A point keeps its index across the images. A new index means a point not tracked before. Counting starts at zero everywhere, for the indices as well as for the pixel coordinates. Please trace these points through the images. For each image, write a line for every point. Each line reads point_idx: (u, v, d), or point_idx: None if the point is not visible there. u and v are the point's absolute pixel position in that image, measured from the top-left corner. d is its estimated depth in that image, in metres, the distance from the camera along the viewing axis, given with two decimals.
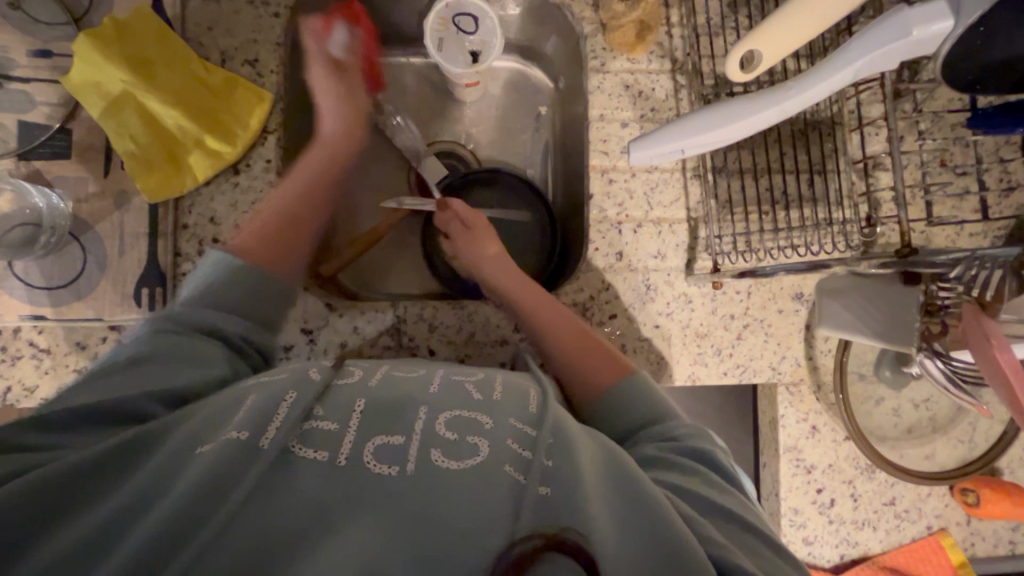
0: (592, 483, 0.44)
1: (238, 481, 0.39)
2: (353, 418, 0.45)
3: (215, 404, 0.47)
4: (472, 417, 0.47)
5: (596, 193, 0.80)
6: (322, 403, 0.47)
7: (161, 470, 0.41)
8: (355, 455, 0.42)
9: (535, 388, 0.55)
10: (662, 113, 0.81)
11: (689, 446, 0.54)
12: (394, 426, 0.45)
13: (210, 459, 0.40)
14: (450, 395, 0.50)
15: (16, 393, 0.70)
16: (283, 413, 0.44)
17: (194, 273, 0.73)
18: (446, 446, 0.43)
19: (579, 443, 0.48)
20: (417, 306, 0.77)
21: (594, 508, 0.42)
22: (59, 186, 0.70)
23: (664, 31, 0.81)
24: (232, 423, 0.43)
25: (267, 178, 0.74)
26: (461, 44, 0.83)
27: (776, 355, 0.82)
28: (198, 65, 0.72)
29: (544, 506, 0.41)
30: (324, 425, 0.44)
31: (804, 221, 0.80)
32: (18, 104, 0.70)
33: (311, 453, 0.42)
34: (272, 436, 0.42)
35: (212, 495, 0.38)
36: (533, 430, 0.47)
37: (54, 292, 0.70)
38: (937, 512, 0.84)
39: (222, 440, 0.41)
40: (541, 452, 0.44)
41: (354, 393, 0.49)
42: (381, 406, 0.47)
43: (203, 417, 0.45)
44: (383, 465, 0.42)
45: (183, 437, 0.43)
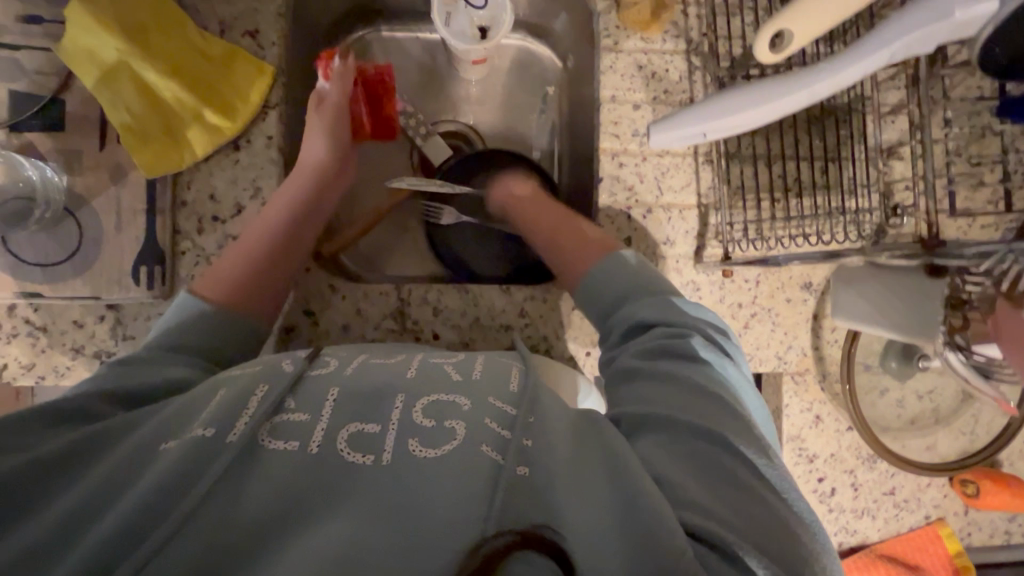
0: (568, 461, 0.43)
1: (202, 476, 0.39)
2: (326, 405, 0.44)
3: (184, 398, 0.47)
4: (449, 401, 0.46)
5: (606, 176, 0.78)
6: (294, 394, 0.46)
7: (125, 466, 0.40)
8: (329, 441, 0.42)
9: (517, 365, 0.54)
10: (676, 95, 0.79)
11: (691, 363, 0.52)
12: (369, 412, 0.44)
13: (175, 458, 0.40)
14: (428, 379, 0.49)
15: (11, 372, 0.69)
16: (253, 405, 0.44)
17: (193, 252, 0.71)
18: (425, 434, 0.43)
19: (555, 418, 0.47)
20: (421, 288, 0.76)
21: (563, 488, 0.41)
22: (52, 159, 0.68)
23: (679, 10, 0.78)
24: (198, 420, 0.43)
25: (268, 155, 0.72)
26: (470, 18, 0.80)
27: (783, 344, 0.82)
28: (198, 35, 0.70)
29: (518, 488, 0.40)
30: (295, 415, 0.43)
31: (816, 209, 0.79)
32: (7, 73, 0.67)
33: (280, 442, 0.42)
34: (237, 432, 0.41)
35: (171, 495, 0.38)
36: (513, 408, 0.46)
37: (47, 269, 0.68)
38: (936, 502, 0.85)
39: (187, 438, 0.41)
40: (520, 432, 0.43)
41: (330, 381, 0.48)
42: (358, 394, 0.46)
43: (170, 412, 0.45)
44: (357, 453, 0.41)
45: (149, 432, 0.43)
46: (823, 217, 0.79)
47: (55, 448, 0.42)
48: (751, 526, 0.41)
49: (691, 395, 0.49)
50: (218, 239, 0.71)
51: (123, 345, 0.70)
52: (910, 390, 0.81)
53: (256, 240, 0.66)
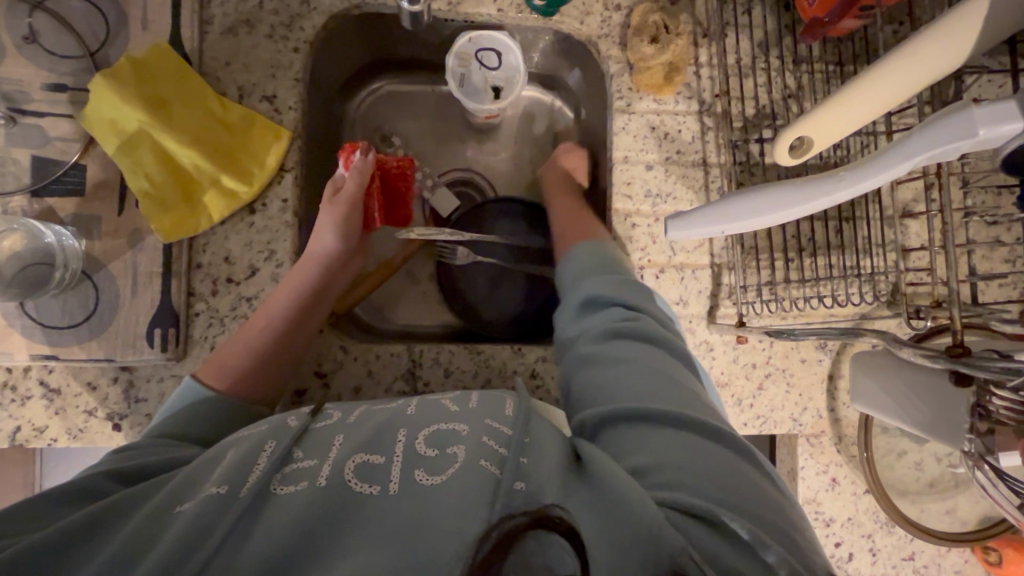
0: (557, 465, 0.45)
1: (217, 530, 0.39)
2: (332, 451, 0.46)
3: (194, 463, 0.47)
4: (449, 428, 0.48)
5: (618, 237, 0.78)
6: (301, 445, 0.47)
7: (139, 533, 0.40)
8: (337, 474, 0.44)
9: (513, 394, 0.56)
10: (688, 156, 0.78)
11: (654, 351, 0.57)
12: (374, 447, 0.46)
13: (190, 516, 0.40)
14: (427, 412, 0.52)
15: (25, 434, 0.69)
16: (263, 459, 0.45)
17: (207, 314, 0.71)
18: (428, 462, 0.45)
19: (545, 433, 0.50)
20: (432, 350, 0.76)
21: (558, 487, 0.43)
22: (71, 224, 0.69)
23: (692, 71, 0.79)
24: (211, 478, 0.44)
25: (283, 218, 0.72)
26: (484, 79, 0.81)
27: (798, 406, 0.80)
28: (215, 101, 0.71)
29: (519, 497, 0.41)
30: (303, 462, 0.45)
31: (830, 270, 0.78)
32: (31, 139, 0.69)
33: (290, 486, 0.43)
34: (249, 482, 0.43)
35: (188, 554, 0.38)
36: (509, 429, 0.49)
37: (63, 332, 0.69)
38: (957, 568, 0.83)
39: (201, 496, 0.42)
40: (515, 449, 0.46)
41: (334, 430, 0.50)
42: (360, 437, 0.48)
43: (182, 476, 0.46)
44: (365, 484, 0.43)
45: (161, 497, 0.44)
46: (838, 278, 0.79)
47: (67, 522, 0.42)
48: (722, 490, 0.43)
49: (655, 379, 0.53)
50: (232, 301, 0.71)
51: (135, 407, 0.70)
52: (929, 452, 0.79)
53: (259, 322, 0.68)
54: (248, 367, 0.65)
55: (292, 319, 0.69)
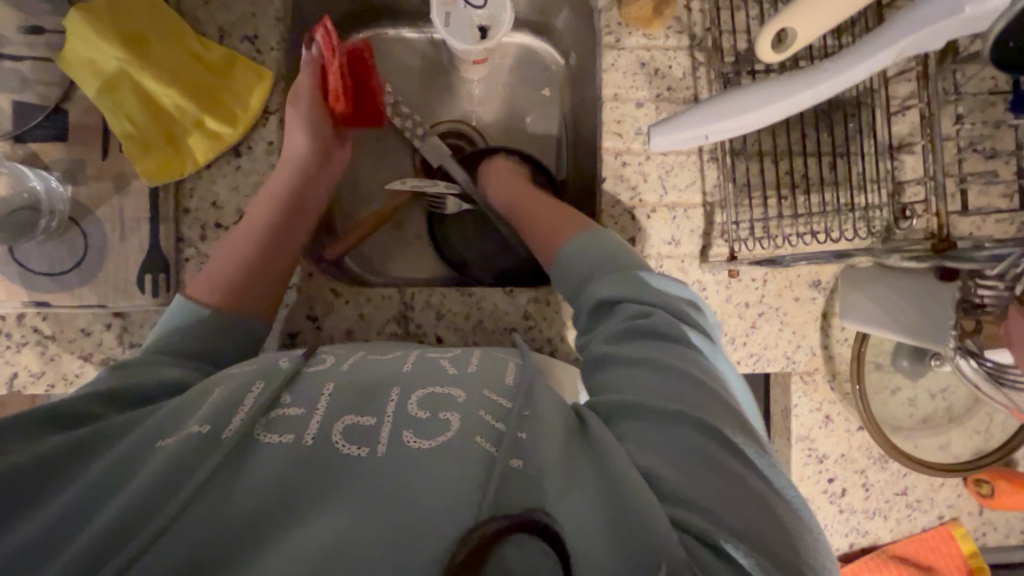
0: (556, 454, 0.44)
1: (195, 471, 0.40)
2: (321, 401, 0.46)
3: (182, 397, 0.47)
4: (445, 392, 0.47)
5: (609, 176, 0.77)
6: (291, 390, 0.47)
7: (121, 463, 0.41)
8: (324, 435, 0.43)
9: (514, 359, 0.56)
10: (679, 93, 0.77)
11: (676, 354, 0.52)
12: (365, 408, 0.45)
13: (170, 452, 0.40)
14: (424, 372, 0.51)
15: (22, 380, 0.70)
16: (249, 401, 0.45)
17: (197, 259, 0.71)
18: (417, 426, 0.44)
19: (550, 411, 0.49)
20: (424, 293, 0.76)
21: (554, 484, 0.42)
22: (56, 170, 0.68)
23: (682, 5, 0.77)
24: (196, 415, 0.44)
25: (270, 160, 0.72)
26: (469, 18, 0.79)
27: (791, 344, 0.80)
28: (196, 41, 0.70)
29: (515, 477, 0.41)
30: (290, 410, 0.45)
31: (824, 206, 0.78)
32: (10, 83, 0.68)
33: (275, 437, 0.43)
34: (232, 426, 0.43)
35: (166, 490, 0.38)
36: (508, 402, 0.48)
37: (53, 278, 0.69)
38: (949, 502, 0.83)
39: (183, 433, 0.42)
40: (514, 425, 0.45)
41: (326, 377, 0.49)
42: (351, 387, 0.48)
43: (169, 409, 0.46)
44: (350, 446, 0.42)
45: (143, 431, 0.44)
46: (832, 214, 0.78)
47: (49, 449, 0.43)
48: (740, 499, 0.42)
49: (677, 380, 0.49)
50: None
51: (130, 352, 0.71)
52: (923, 388, 0.79)
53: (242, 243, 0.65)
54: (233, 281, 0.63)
55: (242, 278, 0.64)
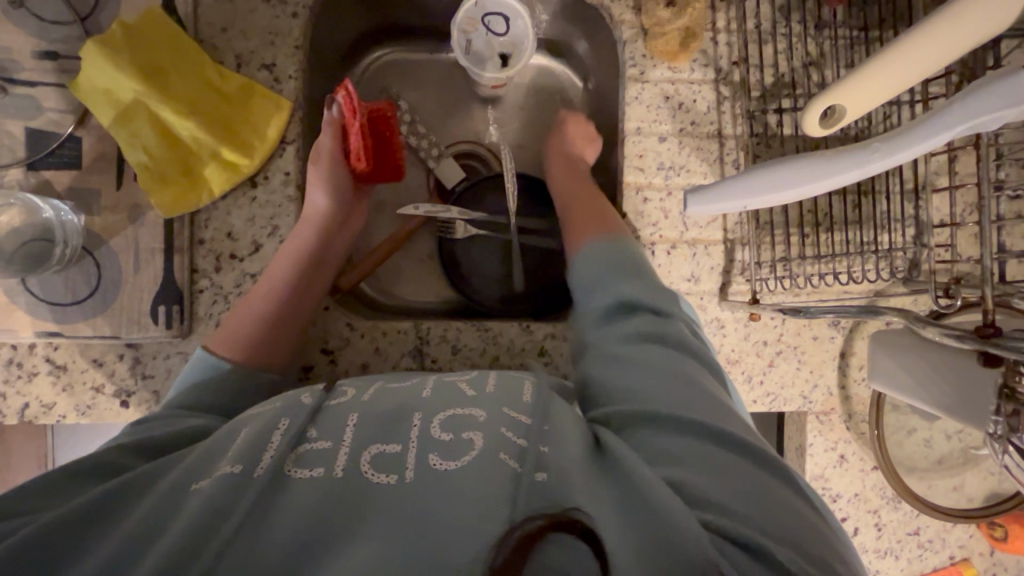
0: (580, 461, 0.45)
1: (232, 512, 0.39)
2: (347, 431, 0.46)
3: (208, 440, 0.46)
4: (466, 414, 0.48)
5: (630, 212, 0.76)
6: (316, 427, 0.47)
7: (152, 512, 0.40)
8: (352, 465, 0.43)
9: (528, 378, 0.56)
10: (703, 127, 0.76)
11: (669, 362, 0.55)
12: (390, 435, 0.45)
13: (204, 496, 0.40)
14: (443, 399, 0.51)
15: (34, 409, 0.69)
16: (278, 437, 0.44)
17: (211, 290, 0.70)
18: (443, 448, 0.44)
19: (571, 427, 0.49)
20: (440, 326, 0.75)
21: (583, 487, 0.42)
22: (70, 198, 0.67)
23: (709, 37, 0.75)
24: (225, 457, 0.43)
25: (286, 191, 0.71)
26: (491, 45, 0.77)
27: (809, 383, 0.80)
28: (212, 69, 0.68)
29: (540, 491, 0.41)
30: (317, 444, 0.45)
31: (847, 246, 0.76)
32: (24, 110, 0.66)
33: (306, 471, 0.42)
34: (265, 465, 0.42)
35: (200, 538, 0.37)
36: (526, 418, 0.48)
37: (67, 309, 0.68)
38: (961, 543, 0.83)
39: (216, 476, 0.41)
40: (535, 440, 0.46)
41: (348, 409, 0.49)
42: (375, 416, 0.48)
43: (196, 453, 0.45)
44: (381, 474, 0.42)
45: (177, 472, 0.43)
46: (854, 254, 0.77)
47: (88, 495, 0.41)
48: (767, 511, 0.42)
49: (679, 385, 0.52)
50: (237, 277, 0.70)
51: (143, 383, 0.70)
52: (939, 430, 0.79)
53: (263, 294, 0.67)
54: (257, 334, 0.65)
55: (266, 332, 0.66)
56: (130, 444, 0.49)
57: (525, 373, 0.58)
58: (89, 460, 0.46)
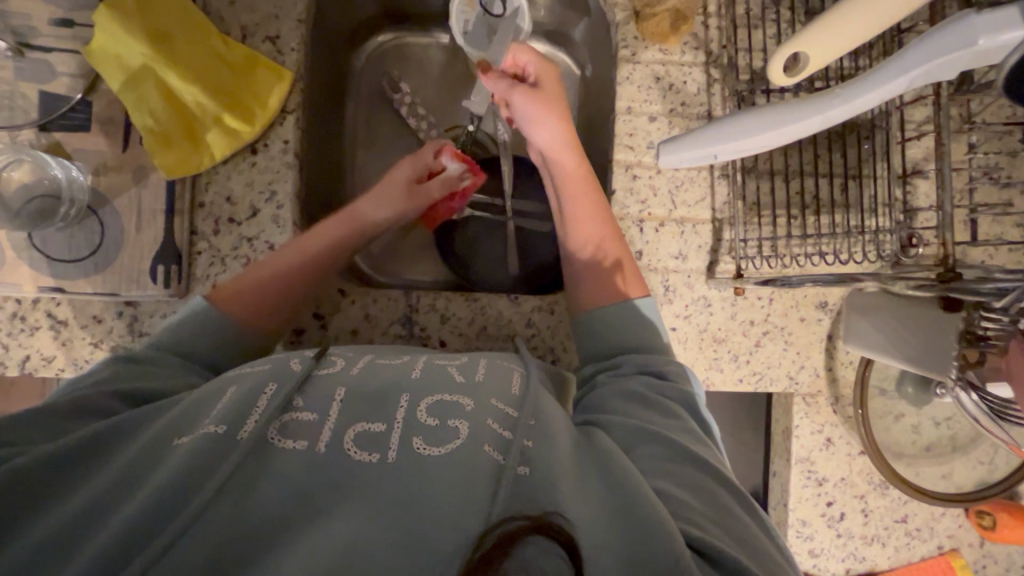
0: (566, 466, 0.45)
1: (212, 473, 0.40)
2: (333, 405, 0.45)
3: (195, 398, 0.48)
4: (455, 400, 0.47)
5: (619, 188, 0.78)
6: (303, 393, 0.47)
7: (134, 466, 0.41)
8: (336, 441, 0.43)
9: (521, 369, 0.55)
10: (692, 108, 0.77)
11: (670, 388, 0.57)
12: (376, 413, 0.45)
13: (186, 453, 0.41)
14: (433, 380, 0.50)
15: (34, 362, 0.71)
16: (262, 403, 0.45)
17: (209, 252, 0.72)
18: (428, 433, 0.44)
19: (558, 425, 0.49)
20: (429, 295, 0.76)
21: (566, 492, 0.42)
22: (78, 159, 0.70)
23: (700, 21, 0.77)
24: (211, 416, 0.44)
25: (284, 159, 0.73)
26: (488, 26, 0.80)
27: (795, 364, 0.80)
28: (218, 40, 0.71)
29: (522, 485, 0.41)
30: (302, 414, 0.45)
31: (834, 227, 0.77)
32: (39, 74, 0.70)
33: (289, 440, 0.43)
34: (249, 427, 0.43)
35: (177, 496, 0.38)
36: (514, 412, 0.48)
37: (69, 265, 0.70)
38: (950, 532, 0.82)
39: (200, 434, 0.42)
40: (520, 432, 0.45)
41: (336, 381, 0.49)
42: (363, 392, 0.47)
43: (182, 411, 0.46)
44: (363, 451, 0.42)
45: (159, 431, 0.45)
46: (842, 236, 0.77)
47: (67, 442, 0.43)
48: (746, 544, 0.45)
49: (664, 419, 0.54)
50: (234, 240, 0.72)
51: (139, 341, 0.72)
52: (927, 417, 0.78)
53: (271, 266, 0.67)
54: (253, 300, 0.65)
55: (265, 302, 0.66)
56: (127, 391, 0.52)
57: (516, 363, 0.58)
58: (86, 405, 0.49)
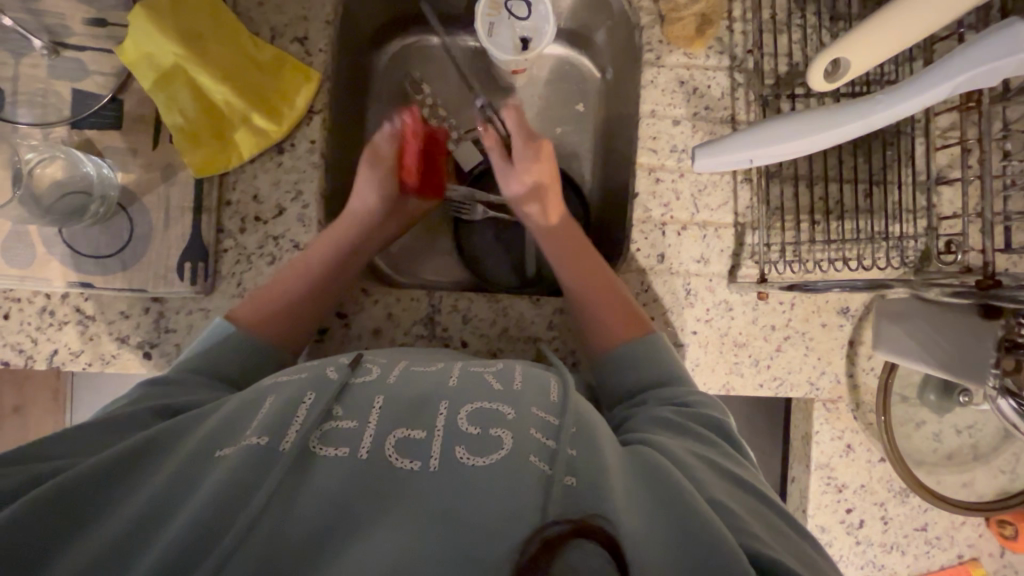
0: (617, 478, 0.45)
1: (259, 484, 0.41)
2: (372, 413, 0.46)
3: (234, 408, 0.49)
4: (493, 409, 0.48)
5: (642, 191, 0.78)
6: (341, 402, 0.48)
7: (178, 478, 0.42)
8: (378, 447, 0.44)
9: (554, 378, 0.56)
10: (716, 112, 0.77)
11: (698, 414, 0.58)
12: (415, 420, 0.46)
13: (231, 466, 0.42)
14: (468, 387, 0.51)
15: (61, 357, 0.72)
16: (302, 413, 0.46)
17: (235, 250, 0.73)
18: (470, 441, 0.44)
19: (605, 439, 0.49)
20: (452, 296, 0.77)
21: (617, 496, 0.43)
22: (108, 157, 0.71)
23: (725, 26, 0.77)
24: (253, 427, 0.45)
25: (311, 158, 0.74)
26: (512, 29, 0.80)
27: (816, 370, 0.80)
28: (248, 42, 0.72)
29: (569, 496, 0.42)
30: (343, 422, 0.45)
31: (857, 233, 0.77)
32: (72, 72, 0.71)
33: (331, 448, 0.43)
34: (291, 437, 0.43)
35: (225, 508, 0.39)
36: (556, 419, 0.49)
37: (99, 261, 0.71)
38: (970, 541, 0.82)
39: (243, 446, 0.43)
40: (564, 442, 0.46)
41: (372, 390, 0.50)
42: (402, 400, 0.48)
43: (221, 421, 0.47)
44: (406, 459, 0.43)
45: (199, 441, 0.45)
46: (865, 241, 0.77)
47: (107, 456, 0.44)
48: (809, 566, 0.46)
49: (706, 445, 0.54)
50: (260, 238, 0.73)
51: (165, 337, 0.73)
52: (948, 425, 0.78)
53: (285, 283, 0.69)
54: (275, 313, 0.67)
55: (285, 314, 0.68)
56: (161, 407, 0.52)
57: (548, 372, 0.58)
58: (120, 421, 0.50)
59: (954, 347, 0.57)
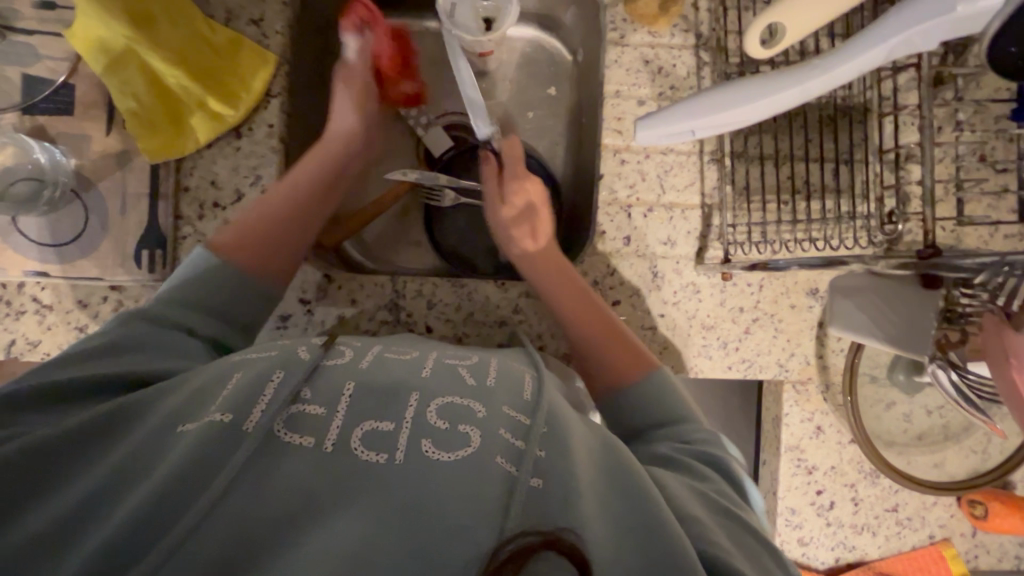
0: (588, 485, 0.42)
1: (219, 470, 0.38)
2: (342, 402, 0.43)
3: (204, 379, 0.46)
4: (465, 404, 0.44)
5: (607, 173, 0.77)
6: (310, 385, 0.44)
7: (138, 454, 0.40)
8: (342, 441, 0.40)
9: (532, 373, 0.52)
10: (681, 92, 0.76)
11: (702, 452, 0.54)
12: (384, 412, 0.42)
13: (193, 444, 0.39)
14: (443, 377, 0.47)
15: (19, 347, 0.71)
16: (269, 395, 0.42)
17: (194, 237, 0.72)
18: (438, 436, 0.41)
19: (574, 436, 0.46)
20: (416, 282, 0.76)
21: (587, 501, 0.40)
22: (62, 143, 0.70)
23: (689, 3, 0.76)
24: (216, 405, 0.42)
25: (269, 143, 0.73)
26: (475, 9, 0.79)
27: (785, 352, 0.79)
28: (202, 24, 0.71)
29: (534, 498, 0.38)
30: (312, 408, 0.42)
31: (825, 213, 0.76)
32: (22, 56, 0.69)
33: (296, 436, 0.40)
34: (256, 419, 0.40)
35: (179, 494, 0.36)
36: (526, 418, 0.44)
37: (54, 249, 0.70)
38: (941, 522, 0.82)
39: (205, 423, 0.40)
40: (533, 442, 0.42)
41: (344, 373, 0.46)
42: (374, 388, 0.44)
43: (189, 395, 0.44)
44: (371, 452, 0.40)
45: (163, 416, 0.42)
46: (833, 221, 0.76)
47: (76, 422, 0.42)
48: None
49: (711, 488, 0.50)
50: (219, 225, 0.72)
51: None
52: (918, 406, 0.77)
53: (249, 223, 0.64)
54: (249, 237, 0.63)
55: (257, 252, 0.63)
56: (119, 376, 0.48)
57: (525, 363, 0.55)
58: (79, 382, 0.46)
59: (904, 325, 0.56)
